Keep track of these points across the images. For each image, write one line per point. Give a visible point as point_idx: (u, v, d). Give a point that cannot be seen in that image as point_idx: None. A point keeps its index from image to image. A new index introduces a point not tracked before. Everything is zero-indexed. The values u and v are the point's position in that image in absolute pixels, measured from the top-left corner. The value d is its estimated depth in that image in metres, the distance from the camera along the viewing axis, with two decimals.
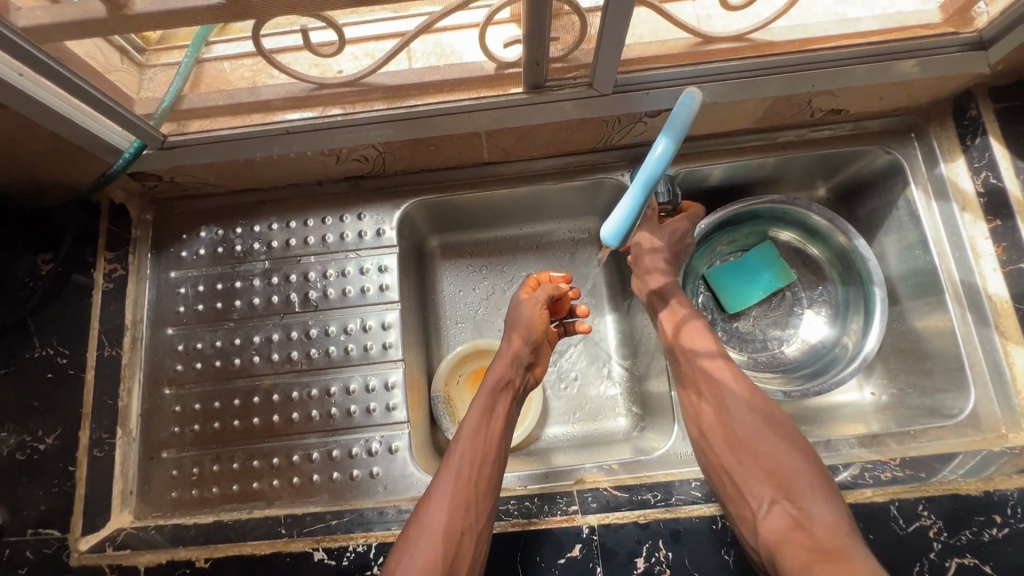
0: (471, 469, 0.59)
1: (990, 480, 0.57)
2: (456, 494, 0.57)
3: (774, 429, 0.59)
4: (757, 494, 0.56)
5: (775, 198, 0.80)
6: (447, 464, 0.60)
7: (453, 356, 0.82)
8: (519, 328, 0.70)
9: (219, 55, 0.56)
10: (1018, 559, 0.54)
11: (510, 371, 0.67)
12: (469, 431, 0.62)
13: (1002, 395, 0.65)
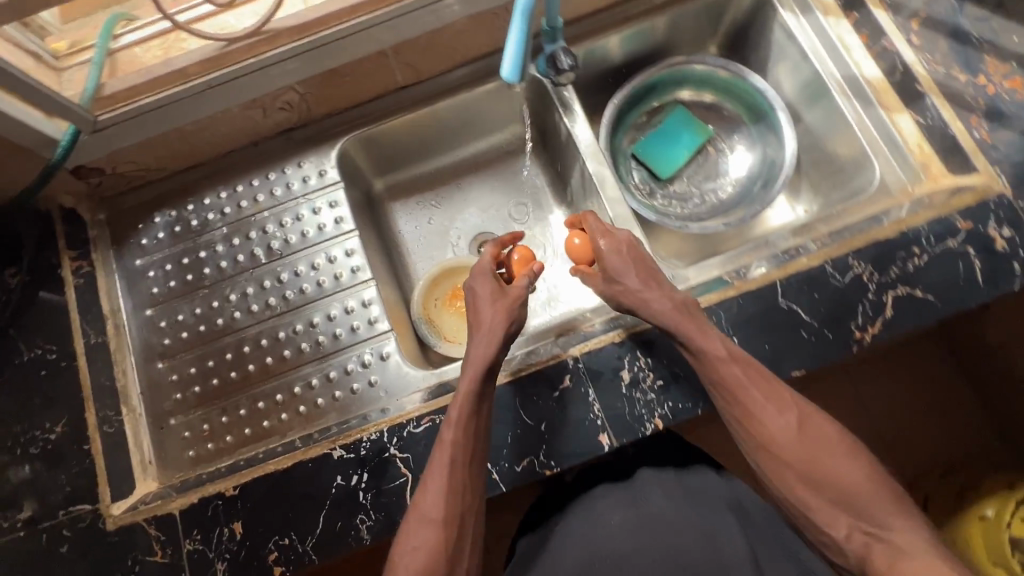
0: (463, 456, 0.57)
1: (903, 221, 0.65)
2: (462, 496, 0.56)
3: (830, 447, 0.57)
4: (831, 521, 0.56)
5: (672, 61, 0.87)
6: (438, 452, 0.57)
7: (422, 282, 0.87)
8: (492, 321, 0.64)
9: (127, 43, 0.68)
10: (940, 277, 0.62)
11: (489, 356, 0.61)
12: (457, 416, 0.58)
13: (901, 158, 0.71)
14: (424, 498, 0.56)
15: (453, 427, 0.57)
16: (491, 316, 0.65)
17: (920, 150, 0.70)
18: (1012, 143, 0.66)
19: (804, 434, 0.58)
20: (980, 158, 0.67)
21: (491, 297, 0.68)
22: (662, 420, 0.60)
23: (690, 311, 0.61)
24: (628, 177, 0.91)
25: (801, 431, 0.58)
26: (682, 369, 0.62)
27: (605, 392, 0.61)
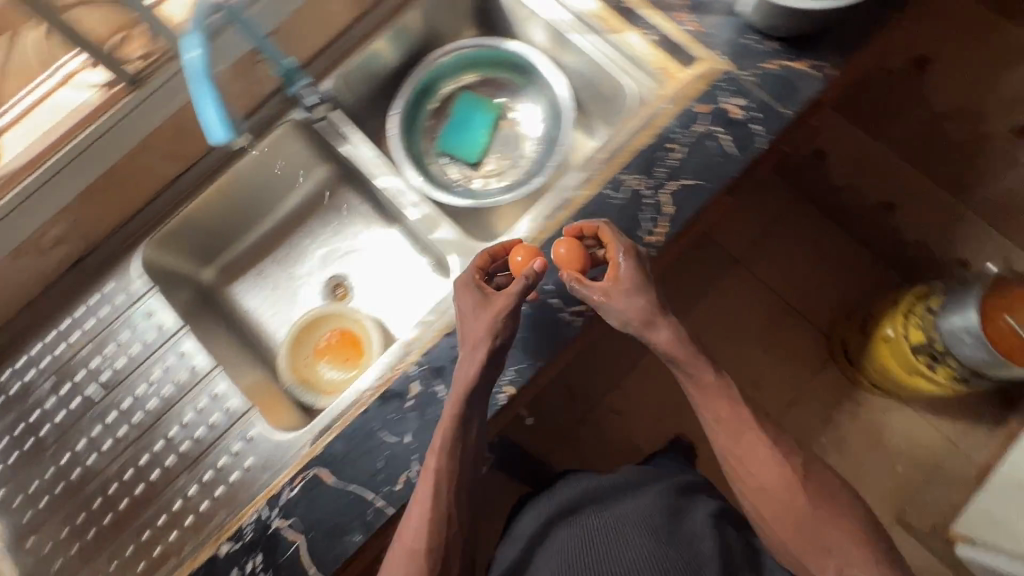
0: (447, 482, 0.58)
1: (654, 124, 0.70)
2: (447, 531, 0.58)
3: (820, 496, 0.65)
4: (815, 561, 0.63)
5: (431, 57, 0.92)
6: (422, 479, 0.58)
7: (286, 338, 0.89)
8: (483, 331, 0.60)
9: None
10: (699, 161, 0.68)
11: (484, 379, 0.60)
12: (439, 443, 0.59)
13: (642, 70, 0.77)
14: (406, 533, 0.58)
15: (435, 455, 0.58)
16: (476, 327, 0.60)
17: (653, 58, 0.76)
18: (719, 23, 0.73)
19: (805, 489, 0.64)
20: (698, 46, 0.73)
21: (478, 307, 0.62)
22: (517, 384, 0.64)
23: (685, 341, 0.65)
24: (444, 174, 0.95)
25: (796, 478, 0.65)
26: (513, 332, 0.65)
27: (453, 382, 0.63)
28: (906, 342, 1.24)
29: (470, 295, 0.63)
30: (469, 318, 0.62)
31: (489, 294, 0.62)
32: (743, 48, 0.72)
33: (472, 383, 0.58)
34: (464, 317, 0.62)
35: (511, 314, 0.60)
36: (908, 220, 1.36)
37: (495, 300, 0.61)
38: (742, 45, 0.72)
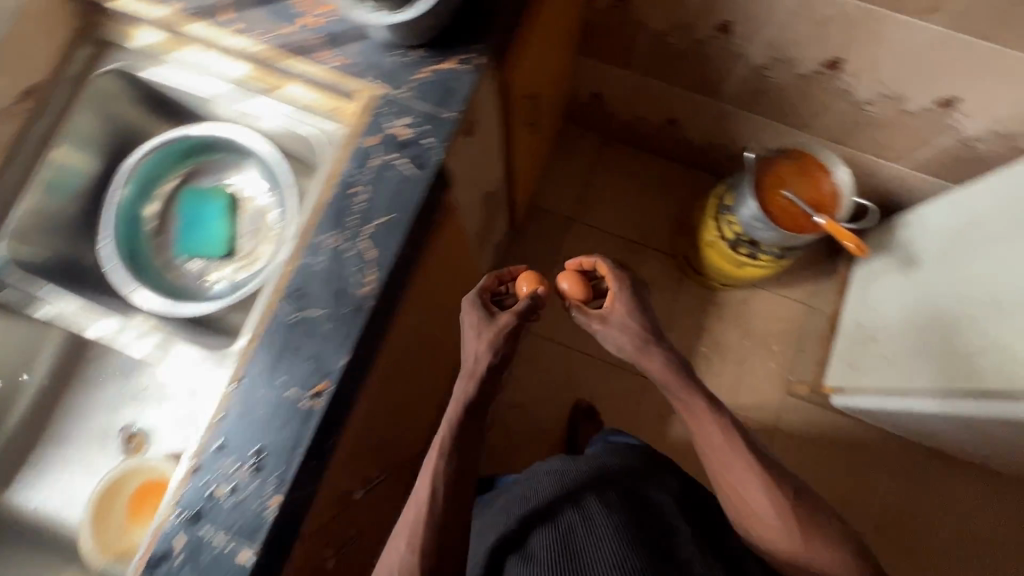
0: (436, 497, 0.67)
1: (333, 174, 0.68)
2: (440, 538, 0.66)
3: (815, 524, 0.72)
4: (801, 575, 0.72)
5: (129, 166, 0.85)
6: (417, 492, 0.70)
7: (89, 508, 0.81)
8: (470, 345, 0.71)
9: None
10: (387, 195, 0.67)
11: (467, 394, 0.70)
12: (436, 456, 0.69)
13: (318, 118, 0.74)
14: (394, 544, 0.68)
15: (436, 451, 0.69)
16: (473, 347, 0.71)
17: (320, 103, 0.74)
18: (361, 51, 0.71)
19: (797, 519, 0.72)
20: (350, 79, 0.70)
21: (487, 324, 0.72)
22: (279, 491, 0.60)
23: (677, 369, 0.73)
24: (195, 279, 0.89)
25: (792, 516, 0.72)
26: (261, 440, 0.61)
27: (217, 518, 0.59)
28: (725, 242, 1.31)
29: (470, 319, 0.73)
30: (470, 345, 0.70)
31: (495, 317, 0.73)
32: (392, 69, 0.70)
33: (466, 402, 0.70)
34: (463, 336, 0.73)
35: (505, 339, 0.70)
36: (687, 132, 1.49)
37: (501, 325, 0.72)
38: (391, 66, 0.70)
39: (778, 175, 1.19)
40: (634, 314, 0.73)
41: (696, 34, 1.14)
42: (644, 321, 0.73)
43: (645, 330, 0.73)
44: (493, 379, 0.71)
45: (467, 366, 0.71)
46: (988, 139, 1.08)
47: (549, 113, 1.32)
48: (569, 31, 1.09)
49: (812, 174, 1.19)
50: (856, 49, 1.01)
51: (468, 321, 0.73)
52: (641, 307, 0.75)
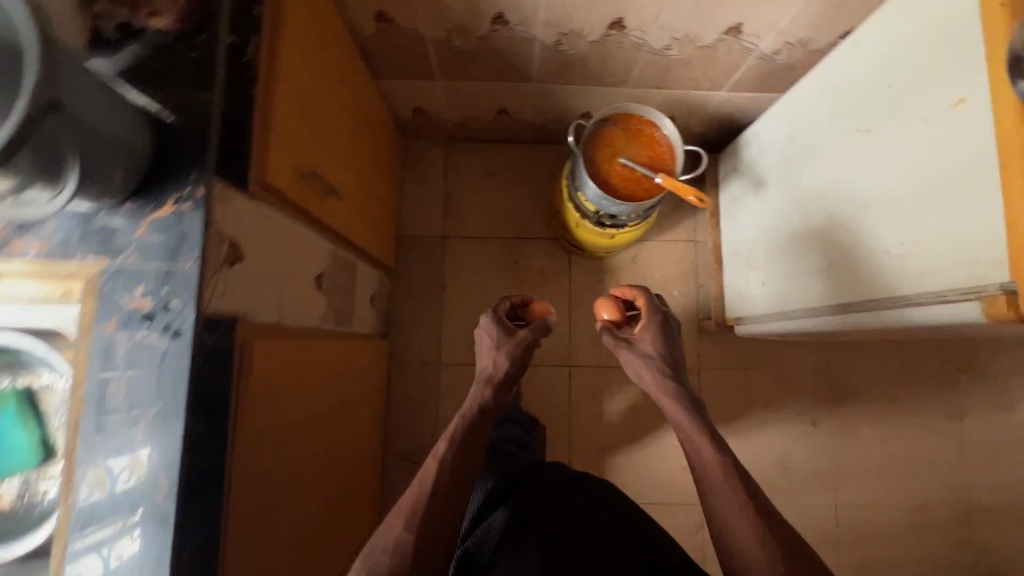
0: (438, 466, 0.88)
1: (76, 381, 0.59)
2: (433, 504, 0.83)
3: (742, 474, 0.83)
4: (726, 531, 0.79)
5: None
6: (430, 459, 0.90)
7: None
8: (484, 349, 1.13)
9: None
10: (145, 384, 0.58)
11: (481, 381, 1.06)
12: (456, 428, 0.96)
13: (34, 315, 0.62)
14: (390, 522, 0.82)
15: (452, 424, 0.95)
16: (489, 351, 1.13)
17: (31, 298, 0.61)
18: (59, 229, 0.61)
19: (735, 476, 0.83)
20: (59, 264, 0.60)
21: (497, 338, 1.09)
22: None
23: (653, 366, 1.00)
24: None
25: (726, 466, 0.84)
26: None
27: None
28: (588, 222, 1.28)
29: (487, 337, 1.12)
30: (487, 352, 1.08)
31: (514, 337, 1.10)
32: (102, 235, 0.60)
33: (486, 394, 1.02)
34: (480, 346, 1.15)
35: (516, 350, 1.09)
36: (521, 116, 1.44)
37: (513, 341, 1.09)
38: (100, 234, 0.60)
39: (612, 142, 1.16)
40: (654, 346, 1.02)
41: (476, 33, 1.06)
42: (663, 352, 1.01)
43: (655, 358, 1.00)
44: (500, 380, 1.05)
45: (488, 371, 1.07)
46: (785, 50, 1.08)
47: (367, 154, 1.23)
48: (338, 77, 0.99)
49: (644, 133, 1.16)
50: (629, 7, 0.96)
51: (485, 335, 1.14)
52: (655, 335, 1.03)
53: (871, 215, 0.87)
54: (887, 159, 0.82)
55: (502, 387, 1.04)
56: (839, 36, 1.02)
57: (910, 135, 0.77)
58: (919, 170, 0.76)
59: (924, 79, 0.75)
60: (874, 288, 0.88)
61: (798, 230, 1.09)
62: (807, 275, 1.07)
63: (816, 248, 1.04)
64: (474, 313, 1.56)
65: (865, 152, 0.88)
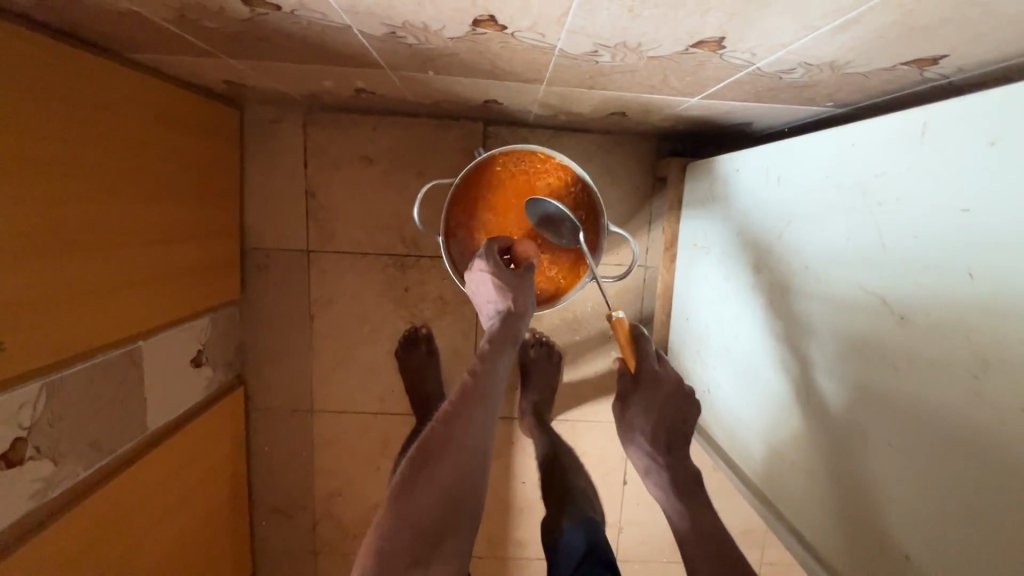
0: (485, 384, 0.68)
1: None
2: (476, 405, 0.67)
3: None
4: None
5: None
6: (468, 381, 0.69)
7: None
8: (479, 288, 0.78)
9: None
10: None
11: (504, 330, 0.73)
12: (485, 367, 0.70)
13: None
14: (415, 472, 0.62)
15: (477, 363, 0.70)
16: (480, 304, 0.78)
17: None
18: None
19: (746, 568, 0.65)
20: None
21: (502, 273, 0.75)
22: None
23: (658, 447, 0.77)
24: None
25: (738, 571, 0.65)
26: None
27: None
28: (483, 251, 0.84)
29: (489, 279, 0.76)
30: (494, 292, 0.75)
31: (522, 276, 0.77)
32: None
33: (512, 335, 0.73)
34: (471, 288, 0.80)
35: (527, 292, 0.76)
36: (392, 97, 0.95)
37: (527, 280, 0.77)
38: None
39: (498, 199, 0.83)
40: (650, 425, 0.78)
41: (230, 14, 0.56)
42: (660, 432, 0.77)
43: (658, 440, 0.77)
44: (522, 317, 0.75)
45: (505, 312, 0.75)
46: (801, 71, 0.60)
47: (130, 190, 0.79)
48: None
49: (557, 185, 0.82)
50: (499, 3, 0.48)
51: (481, 280, 0.77)
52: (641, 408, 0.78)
53: (842, 434, 0.57)
54: (896, 408, 0.50)
55: (526, 323, 0.75)
56: (903, 62, 0.55)
57: (963, 388, 0.43)
58: (960, 452, 0.44)
59: (1002, 345, 0.40)
60: (818, 517, 0.62)
61: (748, 359, 0.75)
62: (744, 420, 0.77)
63: (764, 401, 0.71)
64: (354, 349, 1.23)
65: (867, 343, 0.53)
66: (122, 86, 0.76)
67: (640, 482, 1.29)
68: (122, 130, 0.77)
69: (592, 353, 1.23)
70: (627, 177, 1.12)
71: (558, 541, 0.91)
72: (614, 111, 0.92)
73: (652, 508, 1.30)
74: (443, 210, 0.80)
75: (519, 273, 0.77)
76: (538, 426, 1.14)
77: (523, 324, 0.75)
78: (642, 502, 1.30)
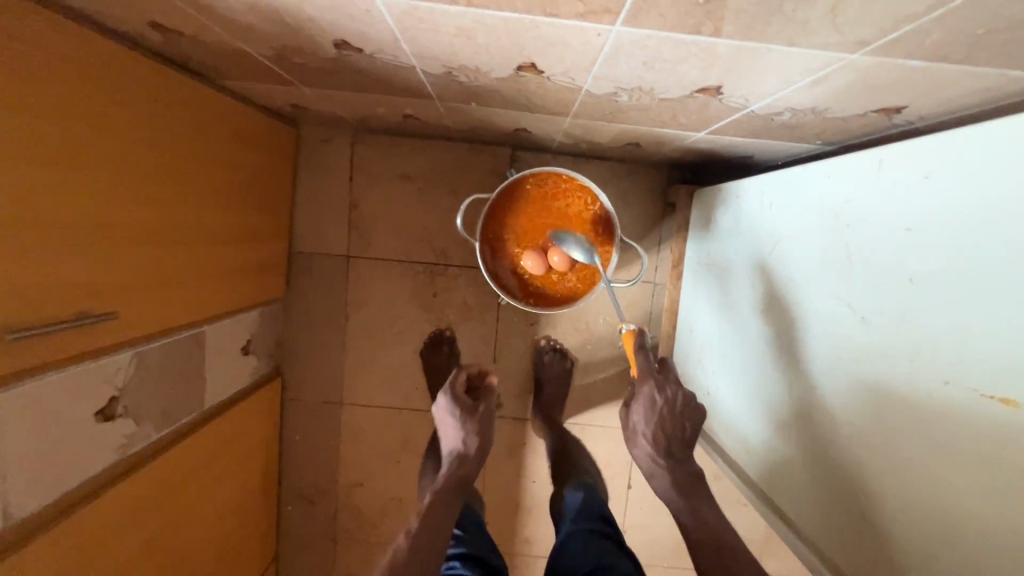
0: (443, 512, 0.75)
1: None
2: (435, 519, 0.73)
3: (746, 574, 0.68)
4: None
5: None
6: (425, 510, 0.75)
7: None
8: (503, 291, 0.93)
9: None
10: None
11: (457, 461, 0.86)
12: (438, 498, 0.77)
13: None
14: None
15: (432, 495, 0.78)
16: (443, 430, 0.91)
17: None
18: None
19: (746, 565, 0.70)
20: None
21: (461, 405, 0.90)
22: None
23: (658, 450, 0.83)
24: None
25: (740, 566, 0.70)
26: None
27: None
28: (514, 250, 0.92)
29: (448, 412, 0.91)
30: (451, 430, 0.89)
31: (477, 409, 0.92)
32: None
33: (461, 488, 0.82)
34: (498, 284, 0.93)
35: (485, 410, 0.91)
36: (435, 123, 1.08)
37: (480, 413, 0.91)
38: None
39: (523, 211, 0.92)
40: (652, 428, 0.84)
41: (320, 54, 0.70)
42: (662, 435, 0.83)
43: (658, 442, 0.83)
44: (471, 460, 0.87)
45: (458, 451, 0.88)
46: (788, 114, 0.72)
47: (210, 193, 0.92)
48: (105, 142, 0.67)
49: (581, 205, 0.93)
50: (541, 55, 0.60)
51: (444, 415, 0.91)
52: (644, 407, 0.85)
53: (820, 423, 0.66)
54: (860, 397, 0.59)
55: (474, 468, 0.87)
56: (872, 110, 0.66)
57: (908, 375, 0.52)
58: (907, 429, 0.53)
59: (932, 336, 0.50)
60: (803, 500, 0.71)
61: (745, 362, 0.85)
62: (742, 419, 0.86)
63: (757, 400, 0.81)
64: (383, 349, 1.34)
65: (838, 343, 0.62)
66: (213, 108, 0.90)
67: (645, 487, 1.36)
68: (209, 143, 0.90)
69: (602, 362, 1.33)
70: (639, 202, 1.24)
71: (562, 508, 0.96)
72: (629, 142, 1.04)
73: (655, 513, 1.37)
74: (474, 231, 0.92)
75: (476, 404, 0.92)
76: (545, 424, 1.24)
77: (479, 433, 0.89)
78: (645, 507, 1.37)
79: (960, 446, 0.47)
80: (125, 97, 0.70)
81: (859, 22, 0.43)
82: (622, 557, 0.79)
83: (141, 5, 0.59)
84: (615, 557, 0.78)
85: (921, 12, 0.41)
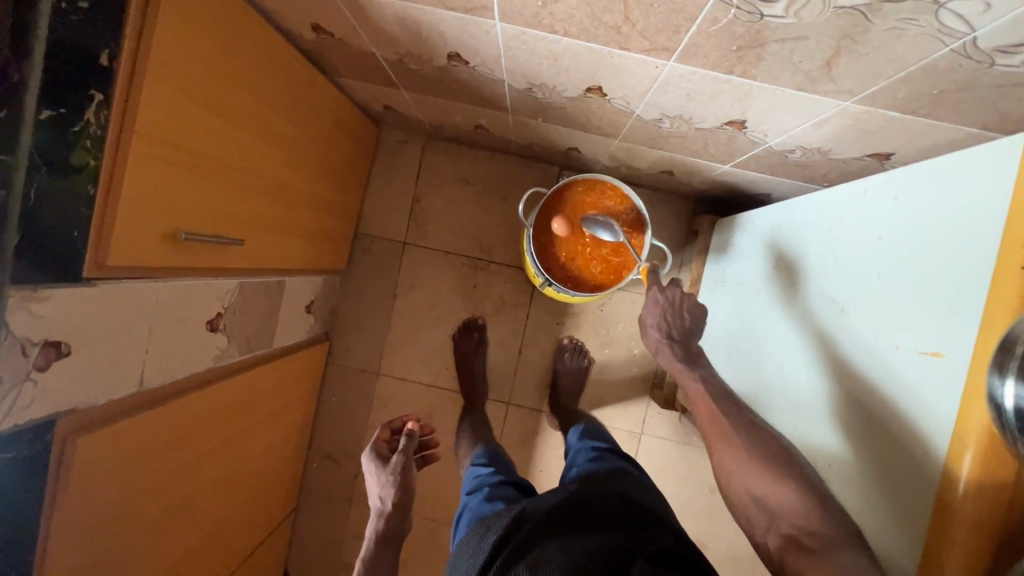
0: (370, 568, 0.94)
1: None
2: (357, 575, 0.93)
3: (745, 425, 0.79)
4: (724, 454, 0.76)
5: None
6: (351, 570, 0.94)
7: None
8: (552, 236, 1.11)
9: None
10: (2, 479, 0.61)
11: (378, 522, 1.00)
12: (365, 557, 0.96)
13: None
14: None
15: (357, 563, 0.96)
16: (371, 489, 1.04)
17: None
18: None
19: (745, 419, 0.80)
20: None
21: (374, 468, 1.02)
22: None
23: (662, 339, 0.96)
24: None
25: (738, 420, 0.80)
26: None
27: None
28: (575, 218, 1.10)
29: (369, 471, 1.04)
30: (370, 486, 1.02)
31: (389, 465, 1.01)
32: None
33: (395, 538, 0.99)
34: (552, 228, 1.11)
35: (399, 464, 1.00)
36: (501, 135, 1.27)
37: (392, 467, 1.00)
38: None
39: (567, 217, 1.09)
40: (658, 316, 0.97)
41: (432, 63, 0.89)
42: (666, 322, 0.97)
43: (661, 326, 0.97)
44: (392, 516, 0.99)
45: (379, 506, 1.01)
46: (800, 152, 0.88)
47: (315, 165, 1.12)
48: (268, 107, 0.87)
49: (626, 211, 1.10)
50: (608, 80, 0.78)
51: (368, 471, 1.04)
52: (651, 303, 0.99)
53: (802, 397, 0.79)
54: (833, 369, 0.73)
55: (398, 523, 0.99)
56: (867, 154, 0.81)
57: (870, 347, 0.66)
58: (868, 389, 0.66)
59: (890, 312, 0.64)
60: None
61: (750, 358, 0.98)
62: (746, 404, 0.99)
63: (759, 386, 0.94)
64: (422, 328, 1.49)
65: (824, 328, 0.76)
66: (332, 97, 1.11)
67: None
68: (323, 124, 1.10)
69: (616, 366, 1.46)
70: (667, 226, 1.40)
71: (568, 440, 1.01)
72: (664, 170, 1.22)
73: None
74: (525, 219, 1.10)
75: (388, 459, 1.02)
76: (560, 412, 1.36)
77: (394, 480, 1.00)
78: None
79: (903, 398, 0.60)
80: (284, 77, 0.90)
81: (849, 74, 0.60)
82: (620, 458, 0.84)
83: (316, 13, 0.79)
84: (613, 458, 0.83)
85: (891, 72, 0.57)
